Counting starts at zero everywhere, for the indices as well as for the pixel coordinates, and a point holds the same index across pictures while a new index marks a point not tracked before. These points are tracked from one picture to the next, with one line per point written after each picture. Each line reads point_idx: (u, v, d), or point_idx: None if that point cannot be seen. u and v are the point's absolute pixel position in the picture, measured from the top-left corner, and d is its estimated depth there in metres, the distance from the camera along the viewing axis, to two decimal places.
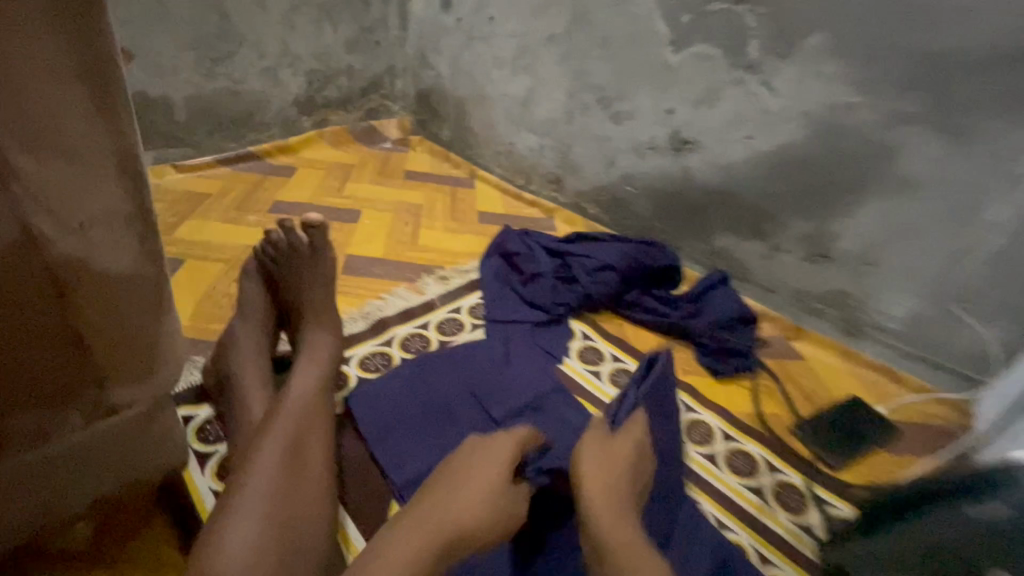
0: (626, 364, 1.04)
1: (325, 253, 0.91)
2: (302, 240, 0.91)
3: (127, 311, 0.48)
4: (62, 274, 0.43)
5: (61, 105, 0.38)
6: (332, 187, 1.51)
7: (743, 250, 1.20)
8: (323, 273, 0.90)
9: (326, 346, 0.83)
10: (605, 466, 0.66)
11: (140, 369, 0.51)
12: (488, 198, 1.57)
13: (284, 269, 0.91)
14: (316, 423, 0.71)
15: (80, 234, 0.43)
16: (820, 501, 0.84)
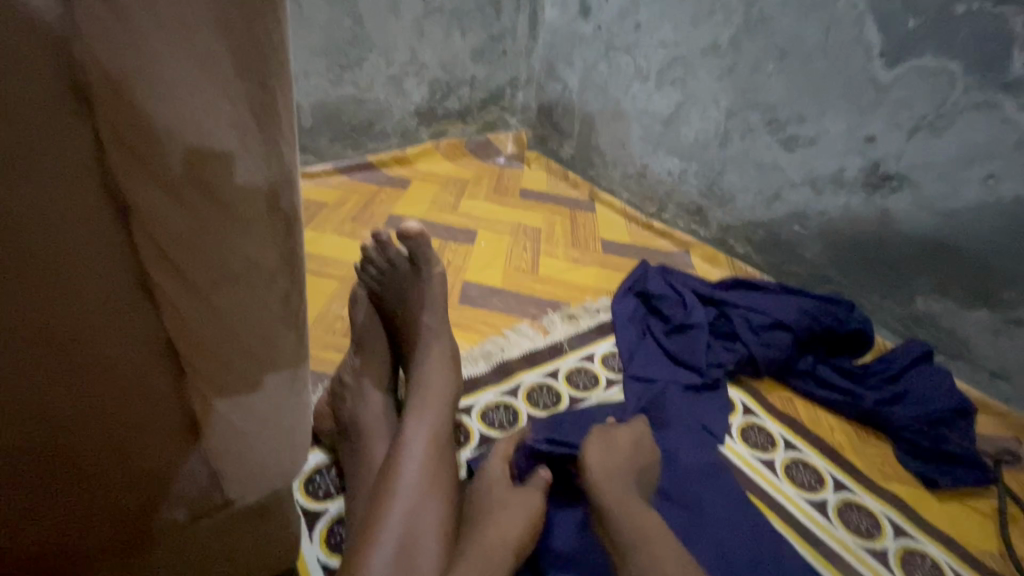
0: (806, 456, 0.80)
1: (429, 266, 0.81)
2: (400, 253, 0.83)
3: (249, 389, 0.37)
4: (179, 342, 0.33)
5: (211, 129, 0.28)
6: (447, 203, 1.42)
7: (958, 319, 0.93)
8: (434, 292, 0.80)
9: (446, 394, 0.70)
10: (599, 448, 0.64)
11: (257, 458, 0.40)
12: (612, 226, 1.41)
13: (390, 291, 0.82)
14: (433, 507, 0.57)
15: (208, 294, 0.32)
16: None
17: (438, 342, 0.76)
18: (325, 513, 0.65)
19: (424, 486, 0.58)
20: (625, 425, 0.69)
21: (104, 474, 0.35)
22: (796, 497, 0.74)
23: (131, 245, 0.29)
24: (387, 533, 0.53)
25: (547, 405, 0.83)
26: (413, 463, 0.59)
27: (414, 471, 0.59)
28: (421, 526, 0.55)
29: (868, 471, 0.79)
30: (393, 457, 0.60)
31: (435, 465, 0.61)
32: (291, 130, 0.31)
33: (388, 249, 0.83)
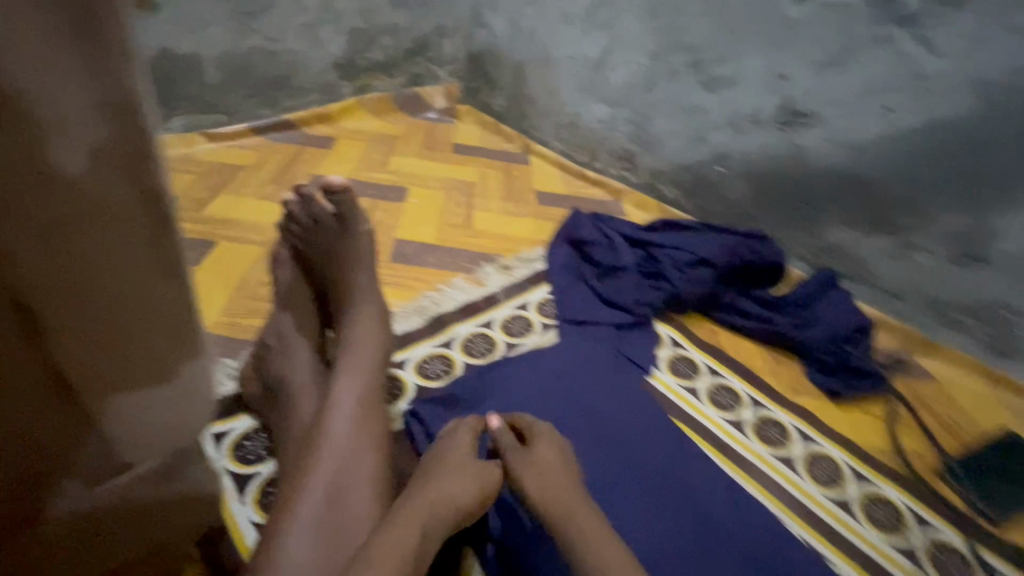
0: (726, 380, 0.86)
1: (355, 222, 0.79)
2: (326, 211, 0.80)
3: (133, 342, 0.36)
4: (34, 297, 0.31)
5: (30, 48, 0.26)
6: (375, 161, 1.36)
7: (862, 247, 1.00)
8: (361, 252, 0.78)
9: (376, 349, 0.69)
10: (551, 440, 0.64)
11: (157, 416, 0.39)
12: (547, 178, 1.40)
13: (315, 249, 0.79)
14: (364, 457, 0.57)
15: (61, 238, 0.31)
16: (987, 566, 0.67)
17: (369, 298, 0.74)
18: (257, 476, 0.64)
19: (354, 438, 0.58)
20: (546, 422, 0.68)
21: None
22: (715, 417, 0.80)
23: None
24: (315, 481, 0.53)
25: (483, 354, 0.84)
26: (343, 416, 0.59)
27: (343, 423, 0.58)
28: (352, 476, 0.55)
29: (782, 390, 0.86)
30: (321, 413, 0.60)
31: (365, 418, 0.60)
32: (128, 53, 0.30)
33: (315, 208, 0.80)
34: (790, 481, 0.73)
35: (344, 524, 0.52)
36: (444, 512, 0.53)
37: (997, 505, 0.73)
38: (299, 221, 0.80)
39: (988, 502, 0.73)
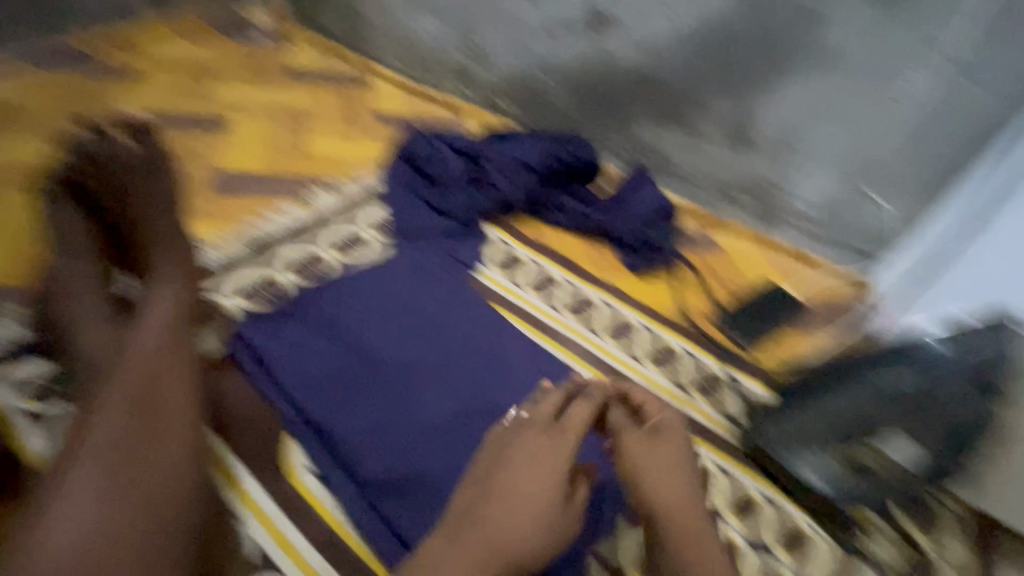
0: (546, 269, 0.96)
1: (155, 160, 0.73)
2: (123, 147, 0.72)
3: None
4: None
5: None
6: (190, 89, 1.24)
7: (664, 141, 1.13)
8: (160, 189, 0.72)
9: (183, 278, 0.66)
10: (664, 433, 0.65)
11: None
12: (387, 98, 1.37)
13: (100, 186, 0.71)
14: (176, 366, 0.58)
15: None
16: (737, 384, 0.84)
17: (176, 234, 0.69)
18: (54, 413, 0.66)
19: (164, 349, 0.58)
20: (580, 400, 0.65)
21: None
22: (534, 301, 0.90)
23: None
24: (120, 396, 0.53)
25: (313, 272, 0.86)
26: (153, 329, 0.59)
27: (155, 335, 0.59)
28: (166, 379, 0.56)
29: (595, 272, 0.98)
30: (129, 328, 0.59)
31: (176, 331, 0.60)
32: None
33: (107, 144, 0.72)
34: (591, 342, 0.86)
35: (153, 431, 0.53)
36: (494, 550, 0.55)
37: (750, 336, 0.92)
38: (88, 158, 0.72)
39: (744, 334, 0.92)
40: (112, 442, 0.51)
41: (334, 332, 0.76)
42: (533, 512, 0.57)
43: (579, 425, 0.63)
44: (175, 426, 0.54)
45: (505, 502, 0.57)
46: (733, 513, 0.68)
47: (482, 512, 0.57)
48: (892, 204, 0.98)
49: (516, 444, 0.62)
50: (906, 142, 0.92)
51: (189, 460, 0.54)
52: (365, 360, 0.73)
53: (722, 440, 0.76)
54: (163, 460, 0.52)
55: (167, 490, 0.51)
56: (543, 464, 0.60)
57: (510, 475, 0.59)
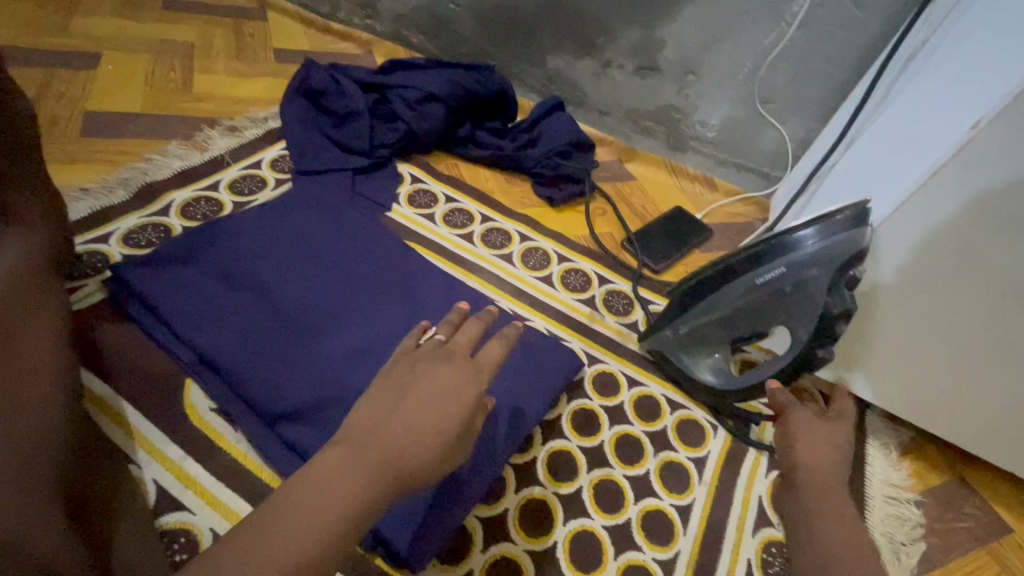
0: (461, 203, 0.95)
1: None
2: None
3: None
4: None
5: None
6: (50, 22, 1.10)
7: (576, 71, 1.12)
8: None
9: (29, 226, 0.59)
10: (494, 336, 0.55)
11: None
12: (286, 33, 1.26)
13: None
14: (35, 306, 0.53)
15: None
16: (645, 301, 0.88)
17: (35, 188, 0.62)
18: None
19: (20, 288, 0.53)
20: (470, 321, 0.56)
21: None
22: (448, 235, 0.89)
23: None
24: None
25: (206, 215, 0.81)
26: (4, 270, 0.54)
27: (8, 274, 0.54)
28: (21, 314, 0.51)
29: (509, 204, 0.98)
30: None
31: (33, 277, 0.56)
32: None
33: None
34: (505, 270, 0.87)
35: (16, 363, 0.47)
36: (387, 472, 0.43)
37: (661, 258, 0.95)
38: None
39: (654, 258, 0.95)
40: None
41: (229, 274, 0.71)
42: (433, 442, 0.45)
43: (495, 364, 0.53)
44: (42, 362, 0.50)
45: (409, 443, 0.44)
46: (636, 416, 0.73)
47: (374, 436, 0.44)
48: (786, 125, 1.02)
49: (421, 369, 0.49)
50: (796, 65, 0.94)
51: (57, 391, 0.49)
52: (266, 297, 0.70)
53: (627, 350, 0.81)
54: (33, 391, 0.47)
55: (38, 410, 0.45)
56: (454, 396, 0.48)
57: (410, 400, 0.46)
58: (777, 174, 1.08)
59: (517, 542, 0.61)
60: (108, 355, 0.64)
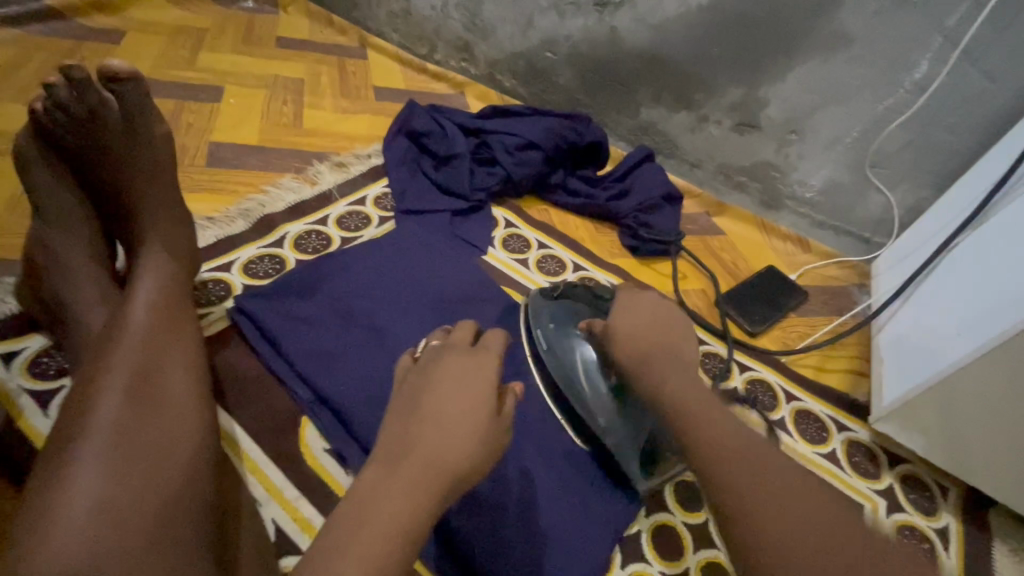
0: (554, 250, 0.95)
1: (148, 120, 0.68)
2: (107, 102, 0.67)
3: None
4: None
5: None
6: (180, 56, 1.19)
7: (670, 123, 1.12)
8: (162, 158, 0.68)
9: (168, 252, 0.64)
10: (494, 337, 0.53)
11: None
12: (385, 72, 1.32)
13: (94, 150, 0.67)
14: (175, 347, 0.55)
15: None
16: (743, 366, 0.84)
17: (166, 210, 0.67)
18: (61, 389, 0.62)
19: (159, 329, 0.55)
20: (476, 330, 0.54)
21: None
22: (543, 283, 0.89)
23: None
24: (119, 369, 0.50)
25: (316, 249, 0.84)
26: (144, 310, 0.56)
27: (146, 314, 0.56)
28: (161, 357, 0.53)
29: (600, 253, 0.98)
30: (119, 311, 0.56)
31: (170, 310, 0.58)
32: None
33: (89, 96, 0.66)
34: None
35: (160, 402, 0.50)
36: (434, 474, 0.43)
37: (757, 322, 0.91)
38: (57, 108, 0.66)
39: (751, 320, 0.91)
40: (119, 421, 0.47)
41: (342, 310, 0.74)
42: (474, 434, 0.45)
43: (500, 345, 0.53)
44: (182, 397, 0.52)
45: (445, 429, 0.45)
46: None
47: (400, 437, 0.45)
48: (895, 191, 0.98)
49: (435, 366, 0.49)
50: (913, 129, 0.91)
51: (196, 433, 0.50)
52: (374, 338, 0.71)
53: None
54: (175, 426, 0.49)
55: (183, 464, 0.47)
56: (474, 388, 0.48)
57: (442, 397, 0.47)
58: (880, 239, 1.04)
59: (651, 564, 0.65)
60: (231, 386, 0.66)
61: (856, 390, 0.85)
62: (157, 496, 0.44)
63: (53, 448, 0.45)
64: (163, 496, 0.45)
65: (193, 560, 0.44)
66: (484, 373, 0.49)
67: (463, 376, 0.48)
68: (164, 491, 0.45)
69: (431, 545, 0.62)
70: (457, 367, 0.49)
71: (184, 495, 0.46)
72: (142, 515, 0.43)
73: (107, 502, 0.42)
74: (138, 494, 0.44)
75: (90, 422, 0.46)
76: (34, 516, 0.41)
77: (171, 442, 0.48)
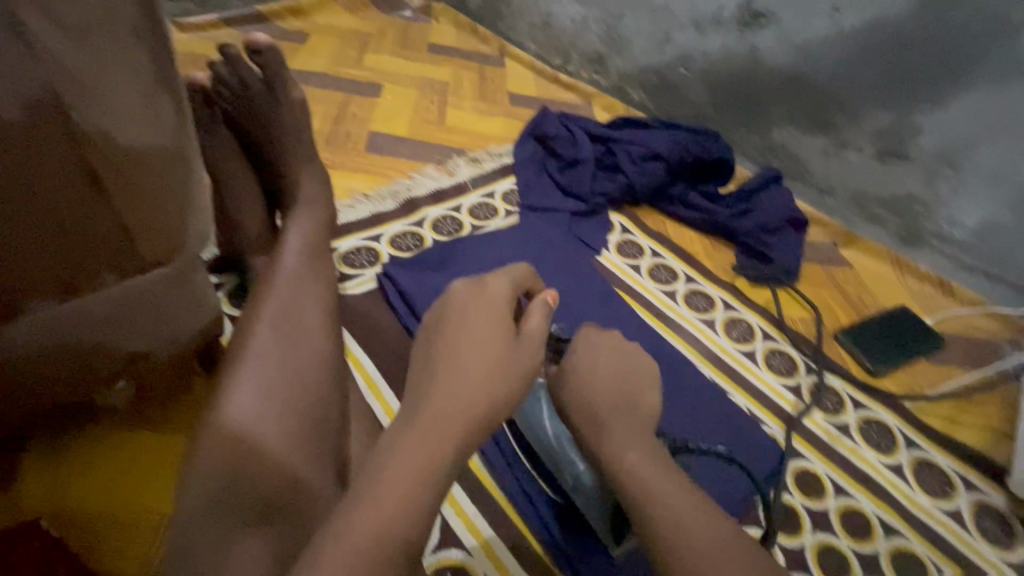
0: (666, 260, 0.97)
1: (286, 83, 0.80)
2: (253, 71, 0.79)
3: (157, 212, 0.46)
4: (93, 164, 0.41)
5: (120, 82, 0.39)
6: (350, 56, 1.37)
7: (804, 146, 1.09)
8: (297, 117, 0.81)
9: (323, 211, 0.76)
10: (501, 279, 0.57)
11: (164, 248, 0.49)
12: (521, 79, 1.42)
13: (248, 113, 0.79)
14: (315, 287, 0.65)
15: (104, 131, 0.40)
16: (859, 404, 0.80)
17: (312, 176, 0.80)
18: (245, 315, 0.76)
19: (304, 271, 0.66)
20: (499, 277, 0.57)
21: (46, 232, 0.41)
22: (654, 289, 0.92)
23: (73, 125, 0.38)
24: (273, 302, 0.61)
25: (450, 233, 0.93)
26: (293, 254, 0.67)
27: (294, 259, 0.67)
28: (301, 294, 0.63)
29: (714, 269, 0.98)
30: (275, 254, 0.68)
31: (313, 254, 0.69)
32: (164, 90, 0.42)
33: (239, 68, 0.79)
34: (706, 336, 0.86)
35: (300, 332, 0.59)
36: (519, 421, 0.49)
37: (880, 361, 0.86)
38: (217, 83, 0.79)
39: (874, 359, 0.86)
40: (264, 346, 0.57)
41: None
42: (498, 343, 0.50)
43: (512, 282, 0.57)
44: (316, 328, 0.60)
45: (456, 352, 0.49)
46: (843, 530, 0.67)
47: (426, 383, 0.47)
48: None
49: (449, 307, 0.52)
50: None
51: (325, 358, 0.58)
52: None
53: (833, 452, 0.74)
54: (309, 354, 0.58)
55: (313, 389, 0.55)
56: (490, 313, 0.52)
57: (456, 333, 0.50)
58: None
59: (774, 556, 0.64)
60: (371, 339, 0.76)
61: (992, 449, 0.77)
62: (291, 404, 0.53)
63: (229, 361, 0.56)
64: (302, 413, 0.53)
65: (315, 461, 0.51)
66: (493, 315, 0.52)
67: (472, 312, 0.51)
68: (302, 410, 0.53)
69: (503, 470, 0.69)
70: (478, 310, 0.52)
71: (316, 416, 0.53)
72: (283, 426, 0.51)
73: (259, 411, 0.51)
74: (274, 401, 0.52)
75: (248, 347, 0.56)
76: (209, 412, 0.52)
77: (306, 367, 0.56)
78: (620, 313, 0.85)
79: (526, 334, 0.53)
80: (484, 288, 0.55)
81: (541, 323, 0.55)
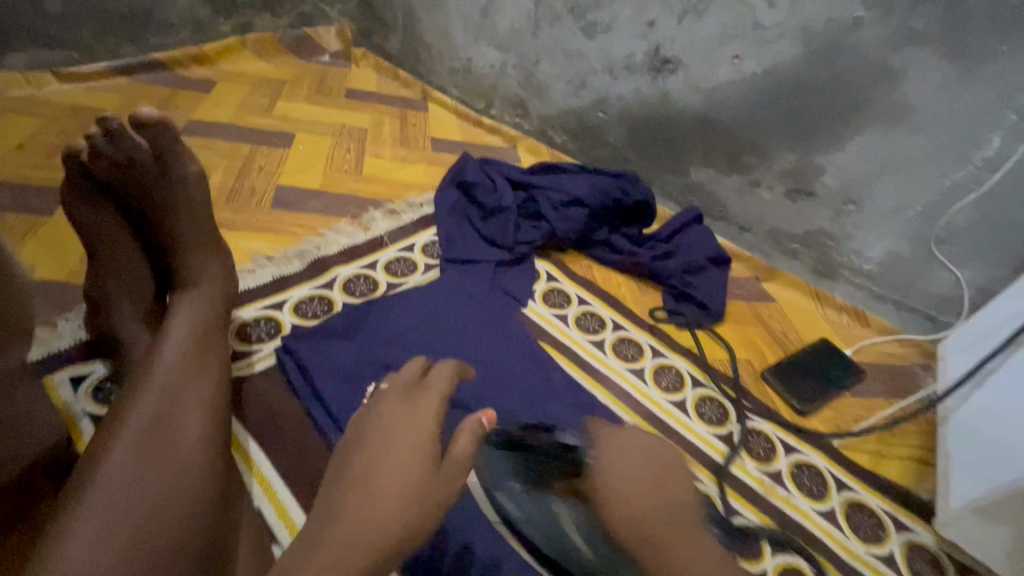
0: (593, 307, 0.95)
1: (180, 160, 0.72)
2: (140, 145, 0.70)
3: None
4: None
5: None
6: (260, 104, 1.30)
7: (721, 185, 1.11)
8: (194, 196, 0.73)
9: (221, 302, 0.71)
10: (440, 385, 0.59)
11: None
12: (443, 123, 1.39)
13: (135, 191, 0.71)
14: (197, 390, 0.60)
15: None
16: (790, 448, 0.79)
17: (208, 256, 0.73)
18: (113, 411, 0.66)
19: (185, 368, 0.60)
20: (436, 371, 0.61)
21: None
22: (581, 340, 0.89)
23: None
24: (139, 415, 0.54)
25: (363, 293, 0.87)
26: (173, 345, 0.62)
27: (174, 354, 0.61)
28: (178, 402, 0.57)
29: (639, 312, 0.96)
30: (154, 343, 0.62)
31: (200, 351, 0.63)
32: None
33: (125, 143, 0.69)
34: (636, 387, 0.83)
35: (170, 453, 0.53)
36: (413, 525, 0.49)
37: (806, 399, 0.86)
38: (96, 158, 0.69)
39: (800, 398, 0.86)
40: (116, 477, 0.49)
41: (380, 357, 0.76)
42: (417, 462, 0.51)
43: (445, 377, 0.60)
44: (189, 446, 0.54)
45: (365, 481, 0.50)
46: None
47: (339, 509, 0.49)
48: (963, 269, 0.92)
49: (372, 424, 0.55)
50: (984, 208, 0.86)
51: (196, 482, 0.52)
52: None
53: (769, 504, 0.72)
54: (177, 480, 0.51)
55: (176, 526, 0.49)
56: (416, 418, 0.55)
57: (373, 462, 0.51)
58: (945, 316, 0.97)
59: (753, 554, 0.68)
60: (268, 424, 0.68)
61: (916, 484, 0.78)
62: (143, 550, 0.46)
63: (70, 493, 0.48)
64: (156, 559, 0.46)
65: None
66: (416, 441, 0.53)
67: (397, 435, 0.53)
68: (157, 555, 0.46)
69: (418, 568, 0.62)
70: (402, 432, 0.53)
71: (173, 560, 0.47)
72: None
73: (99, 564, 0.44)
74: (121, 549, 0.45)
75: (97, 476, 0.49)
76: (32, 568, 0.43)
77: (171, 499, 0.50)
78: (546, 371, 0.81)
79: (450, 458, 0.53)
80: (414, 397, 0.57)
81: (467, 446, 0.54)
